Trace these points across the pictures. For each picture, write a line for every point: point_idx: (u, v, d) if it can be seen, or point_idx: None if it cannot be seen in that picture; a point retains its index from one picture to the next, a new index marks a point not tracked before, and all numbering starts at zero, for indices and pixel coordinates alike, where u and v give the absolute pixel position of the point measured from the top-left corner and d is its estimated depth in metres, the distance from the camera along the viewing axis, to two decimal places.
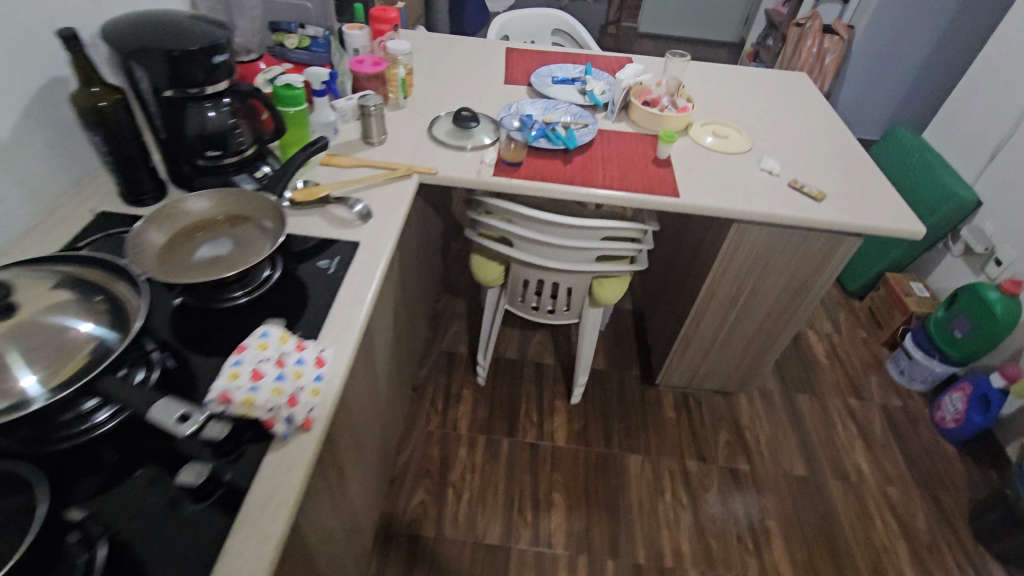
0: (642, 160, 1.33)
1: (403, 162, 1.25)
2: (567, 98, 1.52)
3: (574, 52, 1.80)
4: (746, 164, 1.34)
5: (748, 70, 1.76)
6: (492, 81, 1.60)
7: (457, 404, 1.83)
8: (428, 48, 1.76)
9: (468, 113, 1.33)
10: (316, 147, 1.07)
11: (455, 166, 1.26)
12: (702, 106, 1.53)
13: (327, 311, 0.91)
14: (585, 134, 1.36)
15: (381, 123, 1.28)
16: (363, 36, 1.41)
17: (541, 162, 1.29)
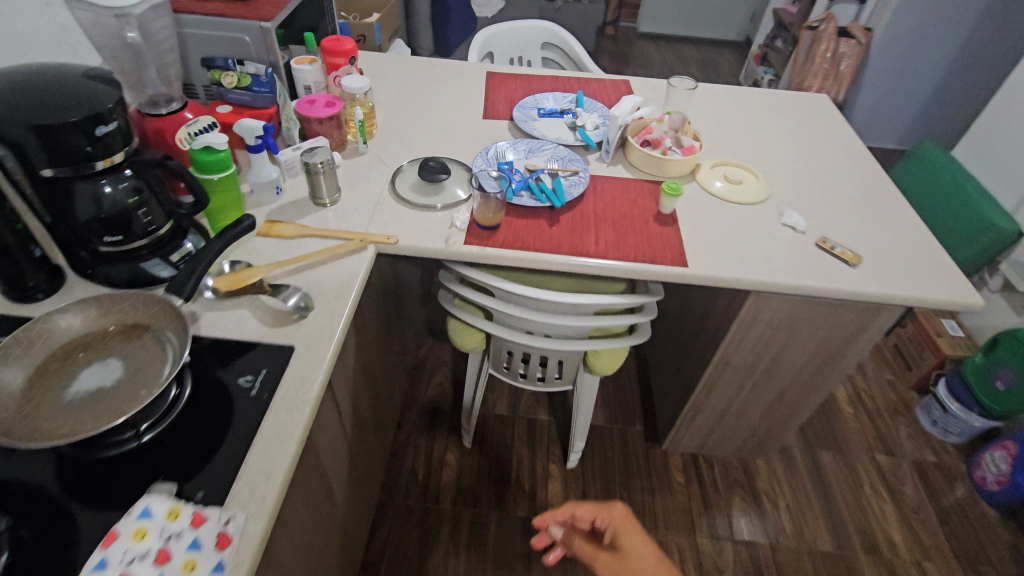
0: (641, 216, 1.13)
1: (359, 228, 1.05)
2: (555, 137, 1.33)
3: (563, 76, 1.60)
4: (764, 217, 1.15)
5: (762, 92, 1.56)
6: (470, 116, 1.40)
7: (440, 471, 1.64)
8: (398, 75, 1.56)
9: (438, 165, 1.13)
10: (241, 227, 0.88)
11: (421, 230, 1.06)
12: (711, 143, 1.33)
13: (243, 453, 0.71)
14: (575, 187, 1.16)
15: (332, 180, 1.08)
16: (314, 71, 1.21)
17: (523, 222, 1.09)
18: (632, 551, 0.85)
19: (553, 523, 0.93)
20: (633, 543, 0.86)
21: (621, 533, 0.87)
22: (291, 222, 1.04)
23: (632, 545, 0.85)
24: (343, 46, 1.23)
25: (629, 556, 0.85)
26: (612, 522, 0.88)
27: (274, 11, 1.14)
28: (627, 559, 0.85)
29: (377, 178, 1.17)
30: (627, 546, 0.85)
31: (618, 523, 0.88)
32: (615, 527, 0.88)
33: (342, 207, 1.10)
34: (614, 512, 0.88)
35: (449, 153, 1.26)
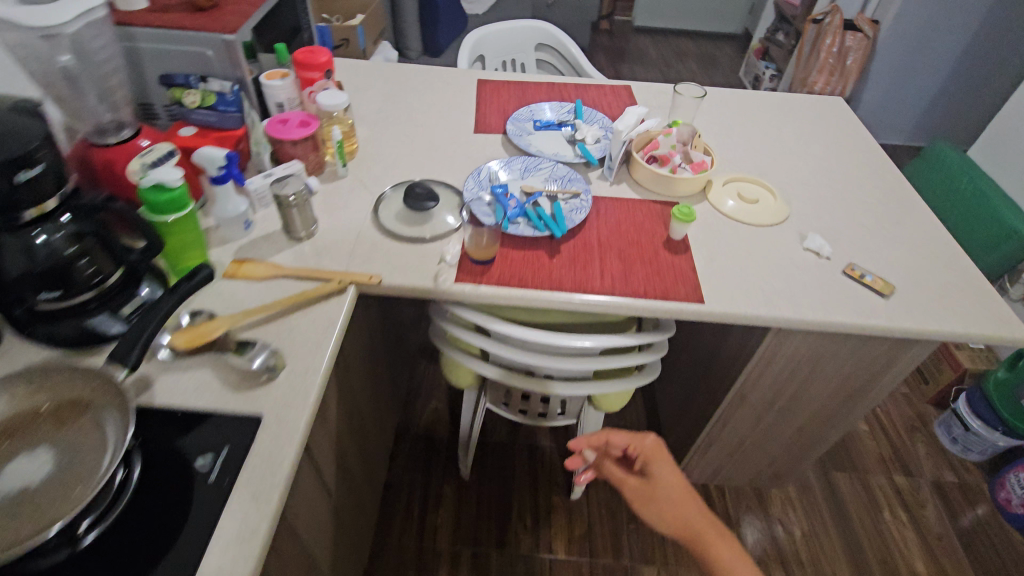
0: (650, 243, 1.03)
1: (338, 265, 0.95)
2: (553, 152, 1.22)
3: (559, 83, 1.49)
4: (785, 242, 1.05)
5: (773, 97, 1.46)
6: (460, 130, 1.29)
7: (437, 506, 1.55)
8: (382, 85, 1.45)
9: (425, 191, 1.03)
10: (200, 279, 0.78)
11: (407, 266, 0.95)
12: (722, 157, 1.23)
13: (201, 557, 0.60)
14: (576, 212, 1.06)
15: (307, 212, 0.97)
16: (287, 87, 1.10)
17: (520, 254, 0.99)
18: (657, 473, 0.89)
19: (585, 447, 0.97)
20: (660, 464, 0.89)
21: (647, 455, 0.91)
22: (262, 260, 0.93)
23: (655, 459, 0.90)
24: (318, 59, 1.11)
25: (655, 472, 0.89)
26: (644, 449, 0.91)
27: (239, 21, 1.03)
28: (652, 479, 0.89)
29: (358, 205, 1.07)
30: (651, 461, 0.90)
31: (646, 448, 0.91)
32: (645, 448, 0.91)
33: (319, 240, 0.99)
34: (646, 441, 0.91)
35: (438, 174, 1.15)
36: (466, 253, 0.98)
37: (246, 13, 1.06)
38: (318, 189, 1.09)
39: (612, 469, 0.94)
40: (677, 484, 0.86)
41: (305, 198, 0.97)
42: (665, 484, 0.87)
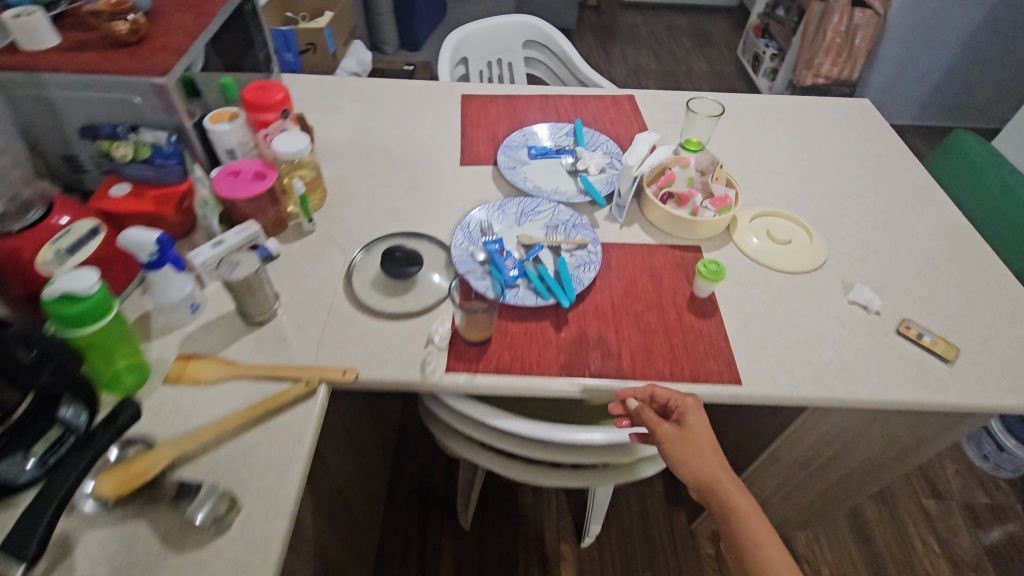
0: (672, 304, 0.89)
1: (307, 356, 0.79)
2: (553, 188, 1.06)
3: (555, 97, 1.31)
4: (826, 295, 0.91)
5: (794, 106, 1.30)
6: (444, 163, 1.13)
7: (437, 563, 1.43)
8: (353, 107, 1.27)
9: (406, 255, 0.87)
10: (119, 427, 0.62)
11: (390, 352, 0.80)
12: (745, 187, 1.08)
13: None
14: (585, 268, 0.91)
15: (267, 291, 0.82)
16: (237, 131, 0.93)
17: (523, 328, 0.84)
18: (691, 434, 0.74)
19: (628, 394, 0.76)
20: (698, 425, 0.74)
21: (684, 412, 0.74)
22: (216, 355, 0.78)
23: (690, 423, 0.74)
24: (271, 96, 0.94)
25: (689, 440, 0.73)
26: (683, 407, 0.75)
27: (173, 60, 0.86)
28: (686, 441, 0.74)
29: (329, 270, 0.91)
30: (689, 421, 0.74)
31: (682, 406, 0.75)
32: (684, 406, 0.75)
33: (284, 321, 0.84)
34: (682, 400, 0.75)
35: (421, 224, 0.99)
36: (456, 336, 0.83)
37: (183, 47, 0.88)
38: (281, 251, 0.93)
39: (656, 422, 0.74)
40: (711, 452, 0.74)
41: (263, 275, 0.81)
42: (698, 452, 0.73)
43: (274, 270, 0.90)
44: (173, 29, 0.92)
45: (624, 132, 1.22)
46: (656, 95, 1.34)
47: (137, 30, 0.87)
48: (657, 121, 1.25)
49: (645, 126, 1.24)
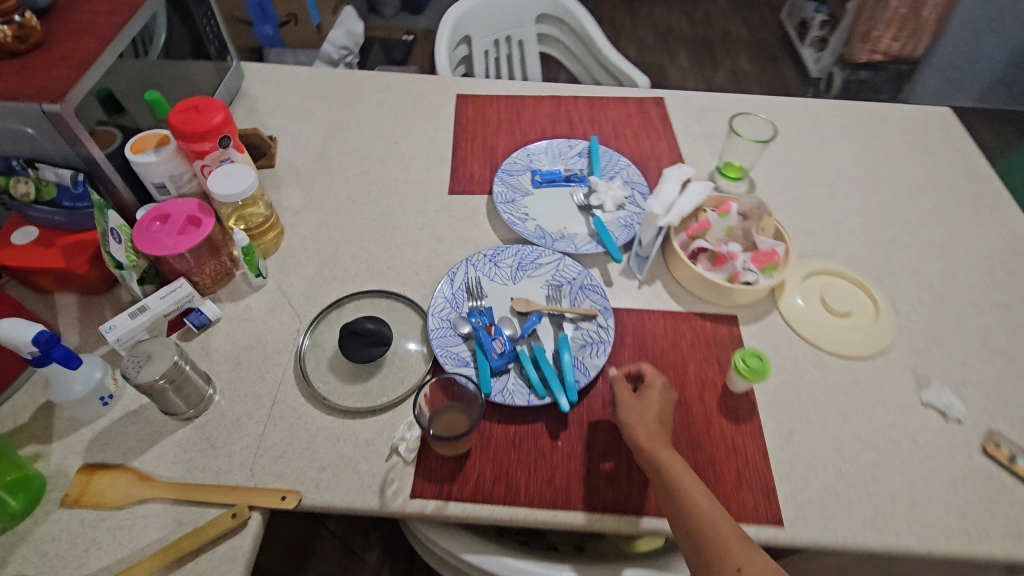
0: (698, 402, 0.71)
1: (241, 468, 0.64)
2: (559, 230, 0.87)
3: (567, 101, 1.10)
4: (893, 393, 0.73)
5: (858, 122, 1.07)
6: (429, 189, 0.93)
7: None
8: (325, 109, 1.06)
9: (368, 333, 0.69)
10: None
11: (343, 464, 0.65)
12: (795, 235, 0.88)
13: None
14: (591, 350, 0.73)
15: (194, 382, 0.66)
16: (166, 164, 0.74)
17: (510, 434, 0.67)
18: (650, 408, 0.66)
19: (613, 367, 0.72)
20: (659, 400, 0.67)
21: (649, 384, 0.68)
22: (128, 467, 0.63)
23: (653, 395, 0.67)
24: (209, 119, 0.73)
25: (642, 414, 0.65)
26: (653, 380, 0.68)
27: (72, 75, 0.66)
28: (641, 415, 0.65)
29: (278, 342, 0.74)
30: (653, 391, 0.67)
31: (650, 380, 0.68)
32: (654, 381, 0.68)
33: (218, 415, 0.68)
34: (654, 374, 0.69)
35: (395, 276, 0.82)
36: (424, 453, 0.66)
37: (90, 57, 0.69)
38: (221, 314, 0.76)
39: (620, 393, 0.67)
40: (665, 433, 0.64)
41: (186, 365, 0.65)
42: (642, 428, 0.64)
43: (212, 341, 0.74)
44: (81, 30, 0.72)
45: (650, 150, 1.00)
46: (689, 99, 1.11)
47: (27, 36, 0.68)
48: (690, 136, 1.04)
49: (675, 142, 1.02)
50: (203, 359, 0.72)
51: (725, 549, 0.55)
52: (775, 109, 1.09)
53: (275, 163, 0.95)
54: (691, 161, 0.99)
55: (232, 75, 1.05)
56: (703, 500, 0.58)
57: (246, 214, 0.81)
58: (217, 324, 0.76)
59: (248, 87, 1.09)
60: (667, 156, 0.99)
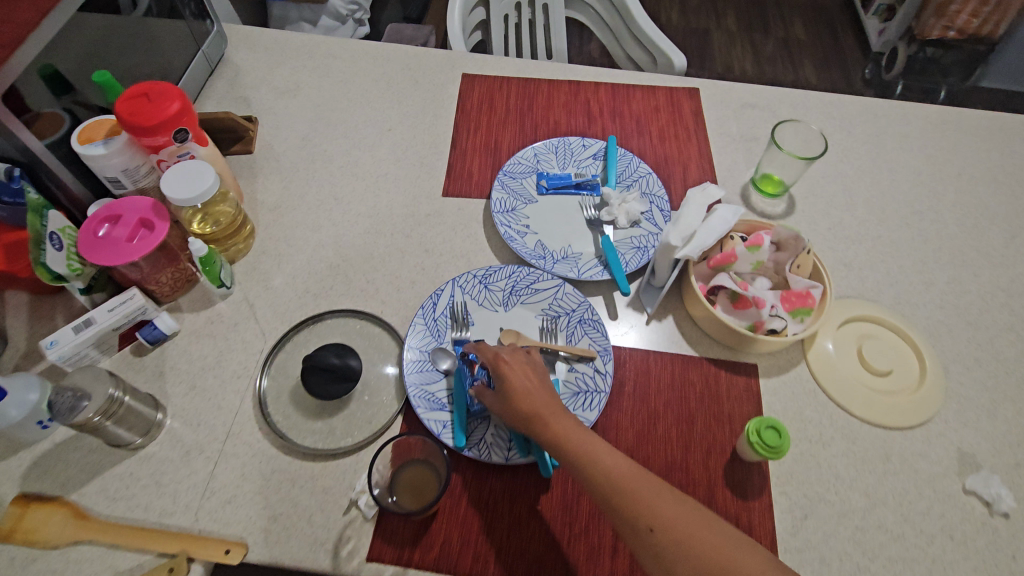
0: (701, 471, 0.62)
1: (185, 511, 0.58)
2: (563, 248, 0.76)
3: (587, 86, 0.96)
4: (930, 474, 0.63)
5: (924, 131, 0.92)
6: (421, 189, 0.83)
7: None
8: (315, 85, 0.95)
9: (332, 368, 0.61)
10: None
11: (295, 515, 0.58)
12: (834, 270, 0.76)
13: None
14: (584, 401, 0.64)
15: (139, 413, 0.60)
16: (115, 157, 0.65)
17: (484, 494, 0.60)
18: (512, 386, 0.55)
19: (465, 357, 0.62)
20: (518, 376, 0.56)
21: (495, 368, 0.57)
22: (66, 502, 0.58)
23: (506, 375, 0.56)
24: (163, 108, 0.64)
25: (510, 393, 0.55)
26: (496, 368, 0.57)
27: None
28: (507, 394, 0.55)
29: (238, 364, 0.67)
30: (502, 375, 0.56)
31: (495, 363, 0.57)
32: (497, 364, 0.57)
33: (166, 446, 0.62)
34: (495, 355, 0.58)
35: (374, 293, 0.73)
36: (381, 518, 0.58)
37: (22, 32, 0.59)
38: (178, 328, 0.69)
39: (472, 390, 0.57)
40: (541, 404, 0.54)
41: (127, 396, 0.58)
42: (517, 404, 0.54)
43: (168, 358, 0.67)
44: None
45: (676, 154, 0.88)
46: (727, 93, 0.97)
47: None
48: (724, 139, 0.91)
49: (706, 145, 0.89)
50: (156, 379, 0.66)
51: (633, 504, 0.48)
52: (827, 111, 0.94)
53: (254, 149, 0.86)
54: (722, 170, 0.87)
55: (213, 41, 0.94)
56: (601, 459, 0.50)
57: (212, 213, 0.72)
58: (175, 338, 0.69)
59: (233, 55, 0.98)
60: (696, 163, 0.87)
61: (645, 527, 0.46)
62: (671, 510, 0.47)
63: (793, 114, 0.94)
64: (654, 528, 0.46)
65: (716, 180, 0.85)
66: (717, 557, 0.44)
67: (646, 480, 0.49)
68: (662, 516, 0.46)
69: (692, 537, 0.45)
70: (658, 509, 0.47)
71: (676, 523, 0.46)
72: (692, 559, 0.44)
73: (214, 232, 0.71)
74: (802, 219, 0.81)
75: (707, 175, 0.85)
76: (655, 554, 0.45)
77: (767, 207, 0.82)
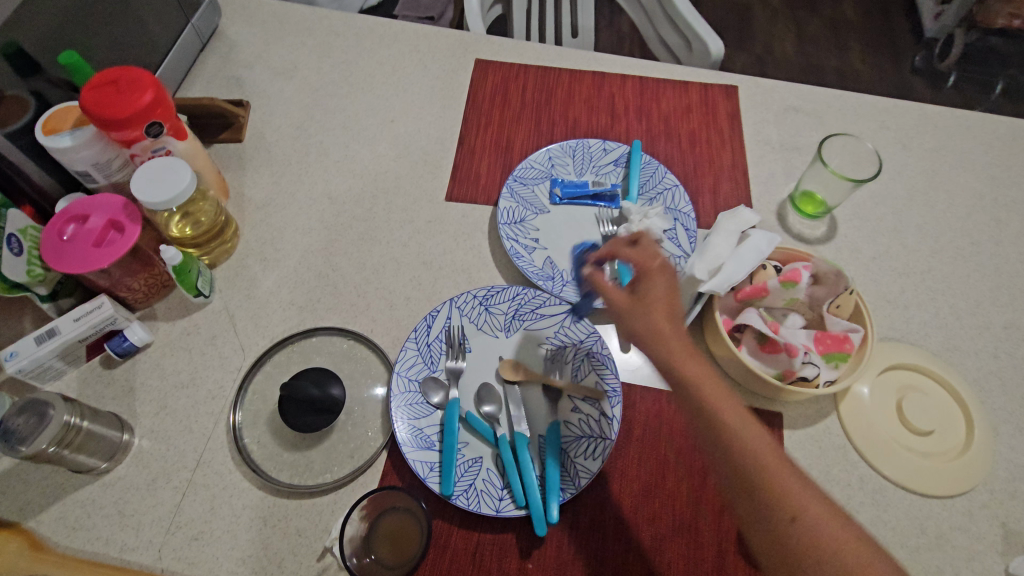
0: (713, 534, 0.56)
1: (148, 547, 0.54)
2: (574, 268, 0.69)
3: (613, 78, 0.87)
4: (969, 552, 0.56)
5: (990, 147, 0.82)
6: (423, 191, 0.76)
7: None
8: (314, 67, 0.87)
9: (311, 401, 0.56)
10: None
11: (265, 558, 0.54)
12: (876, 307, 0.68)
13: None
14: (588, 447, 0.57)
15: (100, 439, 0.56)
16: (82, 151, 0.58)
17: (471, 546, 0.55)
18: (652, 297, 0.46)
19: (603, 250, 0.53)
20: (662, 291, 0.47)
21: (641, 276, 0.48)
22: (22, 529, 0.54)
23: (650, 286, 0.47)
24: (134, 99, 0.57)
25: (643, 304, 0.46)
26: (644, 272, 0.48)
27: None
28: (643, 304, 0.46)
29: (213, 384, 0.63)
30: (650, 289, 0.46)
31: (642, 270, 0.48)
32: (645, 269, 0.48)
33: (132, 473, 0.58)
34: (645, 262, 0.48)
35: (364, 309, 0.67)
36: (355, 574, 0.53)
37: None
38: (151, 339, 0.64)
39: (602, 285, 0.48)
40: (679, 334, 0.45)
41: (84, 421, 0.54)
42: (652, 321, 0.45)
43: (139, 373, 0.63)
44: None
45: (706, 163, 0.79)
46: (768, 94, 0.87)
47: None
48: (762, 147, 0.81)
49: (741, 153, 0.80)
50: (126, 396, 0.62)
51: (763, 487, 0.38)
52: (879, 119, 0.84)
53: (244, 138, 0.80)
54: (756, 183, 0.78)
55: (206, 13, 0.86)
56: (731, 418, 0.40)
57: (192, 212, 0.66)
58: (147, 350, 0.64)
59: (228, 28, 0.90)
60: (728, 173, 0.78)
61: (776, 507, 0.38)
62: (823, 510, 0.37)
63: (841, 121, 0.84)
64: (800, 521, 0.37)
65: (749, 195, 0.76)
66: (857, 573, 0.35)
67: (794, 468, 0.39)
68: (806, 511, 0.37)
69: (838, 547, 0.36)
70: (805, 498, 0.38)
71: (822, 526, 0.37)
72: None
73: (195, 235, 0.66)
74: (844, 245, 0.73)
75: (739, 189, 0.77)
76: (785, 548, 0.37)
77: (804, 228, 0.74)
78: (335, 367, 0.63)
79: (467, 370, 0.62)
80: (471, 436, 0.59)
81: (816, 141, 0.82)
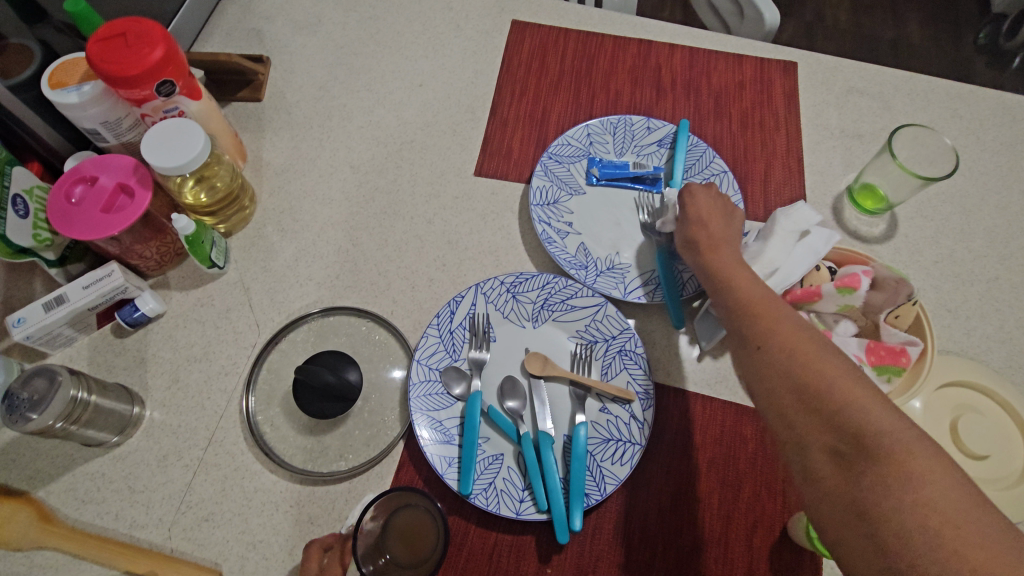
0: (743, 550, 0.52)
1: (158, 525, 0.53)
2: (609, 257, 0.64)
3: (660, 48, 0.80)
4: None
5: None
6: (451, 163, 0.71)
7: None
8: (339, 22, 0.81)
9: (326, 387, 0.53)
10: None
11: (277, 544, 0.52)
12: (935, 316, 0.63)
13: None
14: (615, 451, 0.54)
15: (108, 413, 0.54)
16: (91, 111, 0.54)
17: (489, 546, 0.52)
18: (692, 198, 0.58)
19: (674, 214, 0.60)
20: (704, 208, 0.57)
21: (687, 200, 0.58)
22: (32, 500, 0.53)
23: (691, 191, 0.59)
24: (142, 54, 0.52)
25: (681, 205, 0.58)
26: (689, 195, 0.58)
27: None
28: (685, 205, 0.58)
29: (227, 360, 0.60)
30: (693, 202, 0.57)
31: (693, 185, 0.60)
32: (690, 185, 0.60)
33: (143, 447, 0.56)
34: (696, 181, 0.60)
35: (385, 289, 0.64)
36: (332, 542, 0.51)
37: None
38: (162, 309, 0.61)
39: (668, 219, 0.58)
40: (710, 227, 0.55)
41: (92, 396, 0.52)
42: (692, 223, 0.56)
43: (151, 344, 0.61)
44: None
45: (757, 149, 0.73)
46: (831, 73, 0.79)
47: None
48: (819, 132, 0.75)
49: (796, 137, 0.74)
50: (138, 367, 0.59)
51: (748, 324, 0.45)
52: (953, 107, 0.77)
53: (263, 97, 0.75)
54: (811, 173, 0.72)
55: None
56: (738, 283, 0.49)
57: (205, 177, 0.62)
58: (160, 320, 0.62)
59: None
60: (781, 160, 0.72)
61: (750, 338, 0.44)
62: (788, 333, 0.42)
63: (910, 106, 0.77)
64: (763, 343, 0.43)
65: (803, 186, 0.70)
66: (837, 400, 0.37)
67: (783, 311, 0.45)
68: (806, 356, 0.40)
69: (823, 378, 0.39)
70: (795, 341, 0.42)
71: (821, 369, 0.39)
72: (818, 408, 0.38)
73: (209, 202, 0.62)
74: (904, 246, 0.67)
75: (792, 178, 0.71)
76: (761, 372, 0.42)
77: (862, 225, 0.68)
78: (353, 350, 0.60)
79: (490, 360, 0.59)
80: (493, 432, 0.55)
81: (880, 128, 0.75)
